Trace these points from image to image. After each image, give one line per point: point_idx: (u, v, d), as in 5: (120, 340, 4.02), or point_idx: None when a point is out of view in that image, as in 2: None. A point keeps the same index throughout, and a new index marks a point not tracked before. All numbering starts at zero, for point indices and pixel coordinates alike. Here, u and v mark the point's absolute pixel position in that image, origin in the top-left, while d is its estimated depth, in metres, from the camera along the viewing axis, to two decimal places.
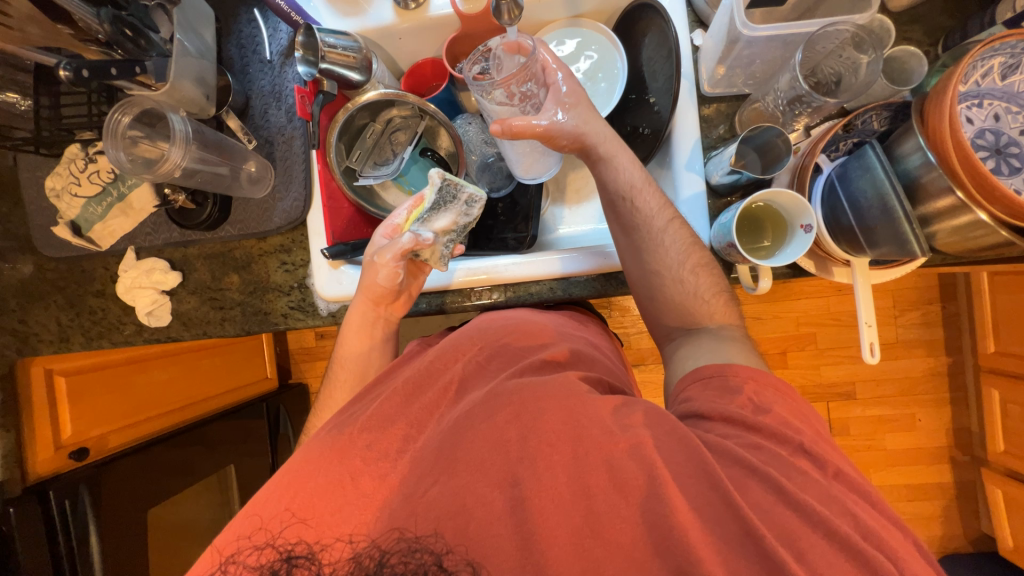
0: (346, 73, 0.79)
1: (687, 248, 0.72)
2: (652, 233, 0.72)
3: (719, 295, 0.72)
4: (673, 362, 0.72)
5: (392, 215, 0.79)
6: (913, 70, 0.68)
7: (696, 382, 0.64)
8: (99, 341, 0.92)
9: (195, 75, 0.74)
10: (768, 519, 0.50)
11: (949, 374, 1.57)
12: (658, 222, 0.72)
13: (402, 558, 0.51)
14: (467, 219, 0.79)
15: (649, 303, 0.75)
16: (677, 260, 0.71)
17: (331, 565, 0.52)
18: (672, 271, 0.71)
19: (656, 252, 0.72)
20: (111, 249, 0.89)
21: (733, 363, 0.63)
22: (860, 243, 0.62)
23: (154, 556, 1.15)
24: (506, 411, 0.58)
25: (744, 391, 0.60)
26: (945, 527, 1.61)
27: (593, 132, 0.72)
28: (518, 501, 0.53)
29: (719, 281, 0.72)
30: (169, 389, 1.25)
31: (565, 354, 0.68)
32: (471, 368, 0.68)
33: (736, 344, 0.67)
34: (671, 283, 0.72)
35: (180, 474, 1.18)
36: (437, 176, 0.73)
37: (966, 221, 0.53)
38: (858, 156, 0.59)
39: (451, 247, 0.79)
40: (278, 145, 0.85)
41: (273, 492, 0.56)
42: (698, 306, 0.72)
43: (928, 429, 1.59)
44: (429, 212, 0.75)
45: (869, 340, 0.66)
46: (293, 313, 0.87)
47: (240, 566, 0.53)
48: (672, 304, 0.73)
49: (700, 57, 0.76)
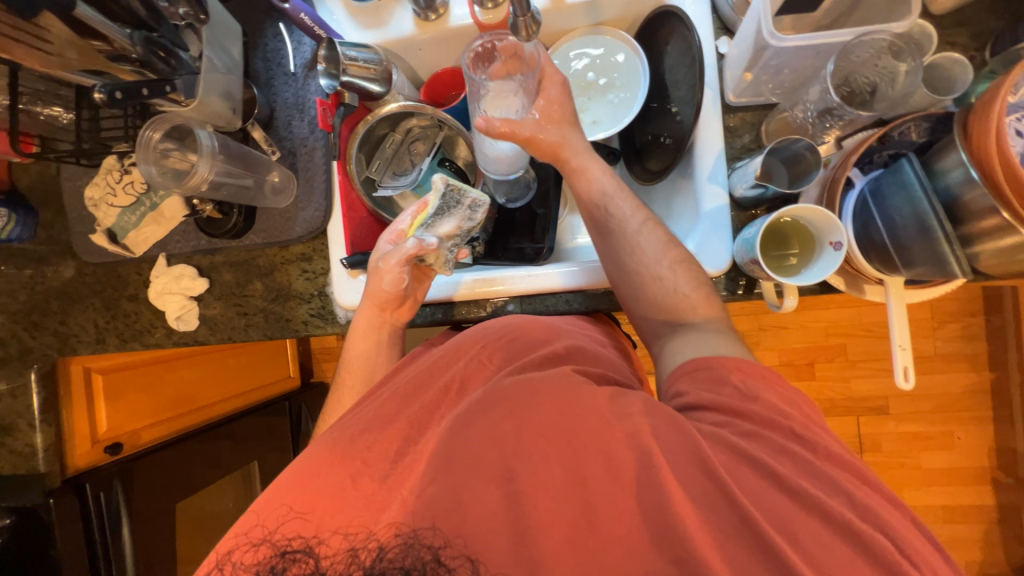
0: (367, 85, 0.80)
1: (664, 246, 0.70)
2: (625, 235, 0.72)
3: (700, 289, 0.69)
4: (662, 359, 0.68)
5: (396, 221, 0.81)
6: (957, 78, 0.63)
7: (683, 375, 0.62)
8: (132, 343, 0.96)
9: (222, 90, 0.77)
10: (790, 530, 0.47)
11: (993, 391, 1.48)
12: (630, 223, 0.72)
13: (401, 550, 0.50)
14: (472, 223, 0.77)
15: (634, 302, 0.71)
16: (654, 257, 0.70)
17: (329, 559, 0.52)
18: (649, 268, 0.70)
19: (632, 253, 0.71)
20: (144, 256, 0.93)
21: (718, 354, 0.61)
22: (893, 262, 0.59)
23: (182, 542, 1.20)
24: (503, 407, 0.57)
25: (731, 378, 0.58)
26: (985, 552, 1.52)
27: (570, 134, 0.76)
28: (525, 506, 0.51)
29: (700, 276, 0.69)
30: (198, 387, 1.29)
31: (560, 348, 0.67)
32: (472, 366, 0.67)
33: (724, 337, 0.64)
34: (651, 281, 0.69)
35: (210, 463, 1.23)
36: (439, 181, 0.71)
37: (1010, 245, 0.49)
38: (893, 171, 0.56)
39: (455, 251, 0.79)
40: (300, 156, 0.87)
41: (282, 490, 0.57)
42: (680, 301, 0.68)
43: (968, 448, 1.51)
44: (434, 217, 0.74)
45: (903, 363, 0.62)
46: (313, 320, 0.89)
47: (236, 563, 0.53)
48: (657, 302, 0.69)
49: (725, 65, 0.74)
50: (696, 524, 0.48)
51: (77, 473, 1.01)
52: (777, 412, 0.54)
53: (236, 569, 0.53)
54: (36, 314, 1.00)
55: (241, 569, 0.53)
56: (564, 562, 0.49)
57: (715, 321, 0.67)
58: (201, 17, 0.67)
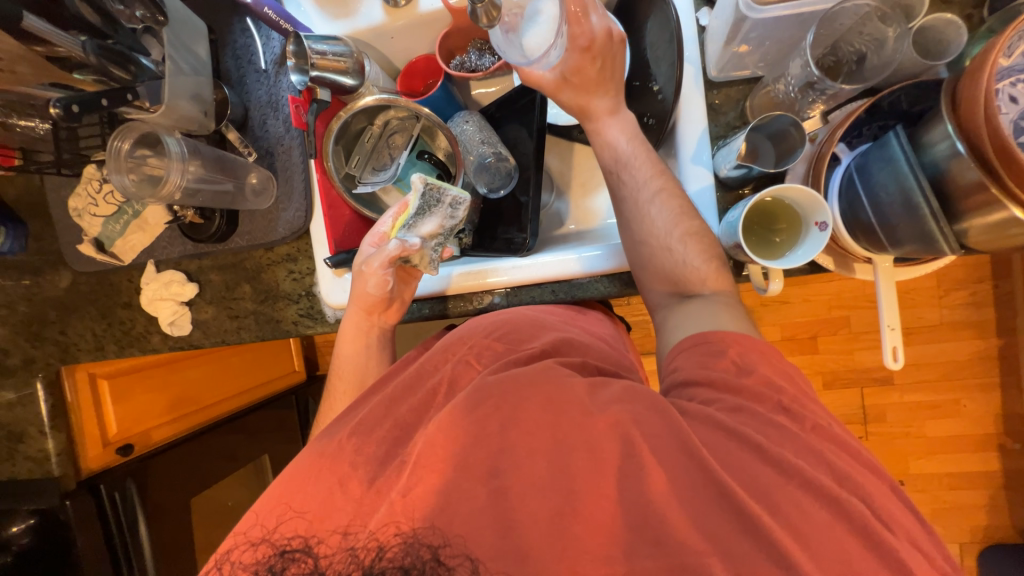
0: (337, 79, 0.78)
1: (676, 216, 0.68)
2: (638, 204, 0.70)
3: (711, 263, 0.67)
4: (663, 330, 0.68)
5: (378, 222, 0.79)
6: (952, 40, 0.60)
7: (685, 347, 0.62)
8: (130, 349, 0.98)
9: (191, 93, 0.75)
10: (778, 513, 0.47)
11: (1000, 357, 1.46)
12: (644, 192, 0.70)
13: (401, 550, 0.50)
14: (454, 221, 0.77)
15: (643, 271, 0.71)
16: (664, 228, 0.68)
17: (327, 559, 0.52)
18: (659, 239, 0.68)
19: (643, 223, 0.70)
20: (133, 263, 0.94)
21: (721, 327, 0.61)
22: (880, 240, 0.57)
23: (200, 531, 1.25)
24: (486, 405, 0.56)
25: (730, 352, 0.58)
26: (990, 516, 1.53)
27: (595, 97, 0.72)
28: (505, 495, 0.51)
29: (713, 249, 0.68)
30: (203, 386, 1.31)
31: (547, 342, 0.67)
32: (461, 367, 0.67)
33: (729, 311, 0.64)
34: (659, 251, 0.68)
35: (221, 458, 1.26)
36: (418, 182, 0.70)
37: (999, 219, 0.47)
38: (880, 146, 0.54)
39: (440, 250, 0.78)
40: (277, 155, 0.86)
41: (276, 490, 0.57)
42: (688, 275, 0.68)
43: (974, 416, 1.50)
44: (415, 218, 0.74)
45: (892, 344, 0.61)
46: (303, 320, 0.89)
47: (235, 562, 0.54)
48: (666, 274, 0.69)
49: (706, 39, 0.71)
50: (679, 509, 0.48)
51: (91, 475, 1.05)
52: (763, 397, 0.54)
53: (235, 569, 0.54)
54: (36, 325, 1.02)
55: (242, 567, 0.53)
56: (551, 555, 0.49)
57: (724, 293, 0.66)
58: (158, 18, 0.67)
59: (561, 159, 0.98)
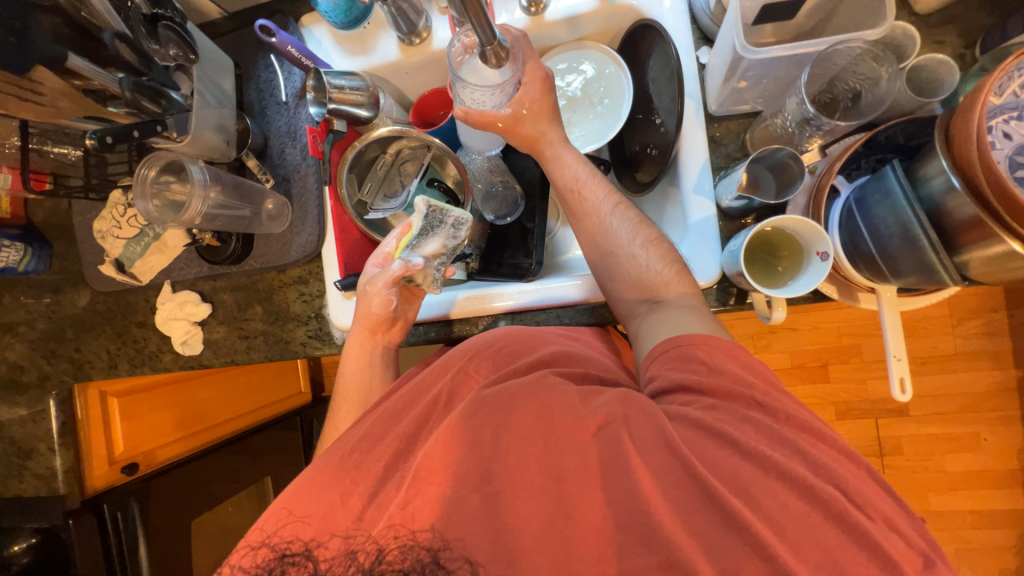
0: (354, 110, 0.82)
1: (635, 227, 0.72)
2: (599, 218, 0.74)
3: (673, 266, 0.69)
4: (638, 340, 0.67)
5: (382, 245, 0.83)
6: (944, 79, 0.62)
7: (656, 356, 0.61)
8: (142, 368, 1.00)
9: (215, 123, 0.80)
10: (793, 548, 0.45)
11: (1019, 389, 1.42)
12: (604, 207, 0.75)
13: (401, 554, 0.51)
14: (456, 242, 0.79)
15: (611, 282, 0.72)
16: (626, 238, 0.72)
17: (328, 561, 0.53)
18: (622, 247, 0.72)
19: (605, 235, 0.74)
20: (150, 283, 0.96)
21: (686, 331, 0.61)
22: (882, 270, 0.58)
23: (199, 549, 1.23)
24: (480, 414, 0.55)
25: (699, 356, 0.57)
26: (1018, 558, 1.45)
27: (547, 127, 0.76)
28: (498, 498, 0.51)
29: (673, 254, 0.70)
30: (212, 404, 1.33)
31: (546, 354, 0.67)
32: (459, 379, 0.66)
33: (696, 313, 0.63)
34: (624, 260, 0.71)
35: (221, 480, 1.26)
36: (422, 204, 0.71)
37: (999, 253, 0.47)
38: (877, 179, 0.55)
39: (442, 270, 0.80)
40: (294, 182, 0.89)
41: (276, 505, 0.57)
42: (654, 279, 0.68)
43: (996, 450, 1.45)
44: (418, 238, 0.75)
45: (898, 374, 0.61)
46: (311, 341, 0.91)
47: (236, 566, 0.55)
48: (630, 283, 0.70)
49: (706, 76, 0.74)
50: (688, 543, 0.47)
51: (95, 494, 1.04)
52: (774, 412, 0.53)
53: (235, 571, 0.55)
54: (53, 341, 1.05)
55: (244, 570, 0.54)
56: None
57: (688, 296, 0.66)
58: (190, 56, 0.70)
59: None
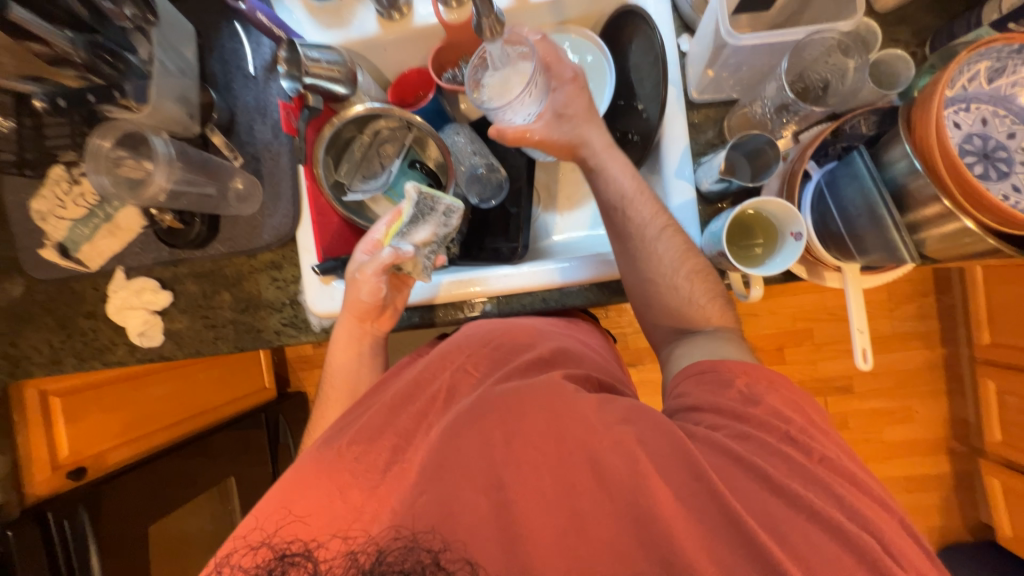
0: (330, 87, 0.78)
1: (682, 255, 0.70)
2: (645, 241, 0.70)
3: (714, 301, 0.70)
4: (669, 362, 0.70)
5: (371, 231, 0.79)
6: (901, 73, 0.67)
7: (689, 377, 0.63)
8: (92, 362, 0.91)
9: (177, 93, 0.75)
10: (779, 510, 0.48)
11: (945, 365, 1.57)
12: (651, 228, 0.70)
13: (401, 554, 0.50)
14: (448, 230, 0.77)
15: (649, 307, 0.72)
16: (671, 267, 0.69)
17: (326, 561, 0.51)
18: (666, 277, 0.70)
19: (650, 259, 0.70)
20: (100, 270, 0.88)
21: (726, 359, 0.63)
22: (849, 249, 0.62)
23: (157, 563, 1.13)
24: (492, 416, 0.56)
25: (736, 383, 0.59)
26: (943, 516, 1.62)
27: (588, 132, 0.74)
28: (509, 509, 0.51)
29: (714, 287, 0.70)
30: (167, 405, 1.24)
31: (546, 350, 0.69)
32: (460, 375, 0.68)
33: (733, 345, 0.66)
34: (665, 290, 0.70)
35: (180, 486, 1.17)
36: (412, 190, 0.72)
37: (954, 230, 0.52)
38: (846, 164, 0.59)
39: (432, 258, 0.78)
40: (264, 161, 0.84)
41: (260, 511, 0.55)
42: (693, 312, 0.70)
43: (926, 421, 1.60)
44: (409, 225, 0.75)
45: (862, 346, 0.66)
46: (286, 329, 0.87)
47: (235, 566, 0.51)
48: (671, 310, 0.70)
49: (686, 63, 0.76)
50: (679, 511, 0.50)
51: (37, 502, 0.96)
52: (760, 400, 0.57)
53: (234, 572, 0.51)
54: None
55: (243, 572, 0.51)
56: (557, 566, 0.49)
57: (727, 327, 0.69)
58: (149, 17, 0.67)
59: (547, 172, 1.00)
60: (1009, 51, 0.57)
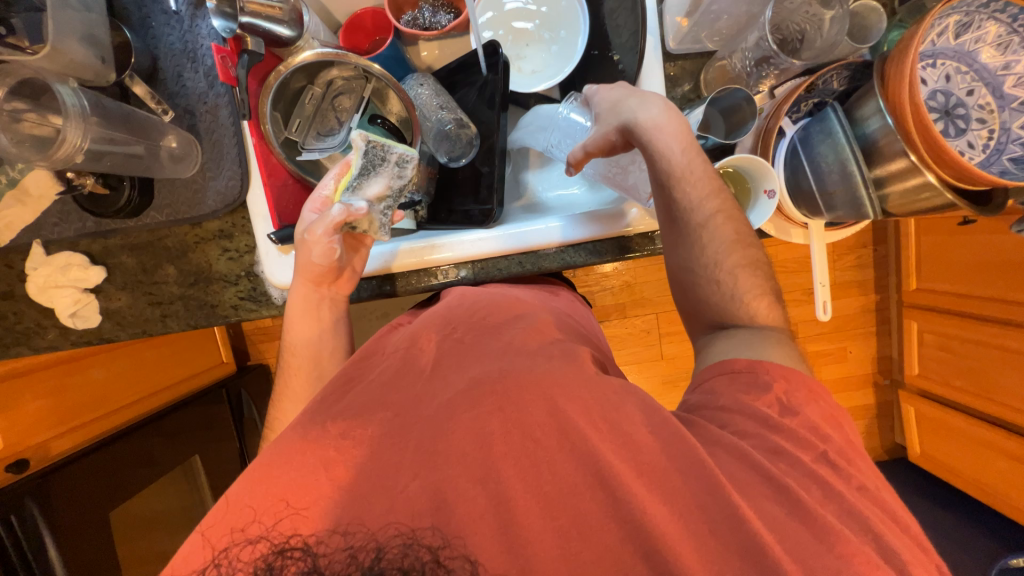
0: (272, 27, 0.69)
1: (730, 246, 0.64)
2: (690, 229, 0.65)
3: (762, 298, 0.64)
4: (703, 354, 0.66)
5: (318, 187, 0.71)
6: (872, 27, 0.66)
7: (721, 375, 0.59)
8: (16, 348, 0.81)
9: (81, 31, 0.62)
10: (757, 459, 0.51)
11: (877, 310, 1.73)
12: (698, 214, 0.64)
13: (401, 550, 0.46)
14: (403, 181, 0.73)
15: (694, 296, 0.67)
16: (716, 260, 0.65)
17: (327, 557, 0.46)
18: (707, 271, 0.65)
19: (692, 249, 0.65)
20: (11, 245, 0.77)
21: (764, 358, 0.58)
22: (818, 207, 0.64)
23: (125, 546, 1.08)
24: (492, 400, 0.55)
25: (775, 389, 0.56)
26: (868, 441, 1.84)
27: (639, 109, 0.64)
28: (504, 488, 0.50)
29: (764, 283, 0.65)
30: (113, 386, 1.15)
31: (541, 321, 0.70)
32: (447, 346, 0.67)
33: (782, 349, 0.60)
34: (705, 284, 0.66)
35: (138, 467, 1.10)
36: (359, 138, 0.67)
37: (916, 184, 0.55)
38: (820, 120, 0.60)
39: (389, 215, 0.73)
40: (200, 115, 0.74)
41: (233, 496, 0.52)
42: (736, 309, 0.64)
43: (859, 359, 1.78)
44: (359, 177, 0.69)
45: (823, 298, 0.70)
46: (244, 303, 0.80)
47: (233, 561, 0.47)
48: (713, 304, 0.66)
49: (664, 9, 0.72)
50: (662, 467, 0.51)
51: None
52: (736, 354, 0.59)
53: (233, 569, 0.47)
54: None
55: (239, 568, 0.47)
56: None
57: (777, 323, 0.63)
58: None
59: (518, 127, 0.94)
60: (979, 5, 0.58)
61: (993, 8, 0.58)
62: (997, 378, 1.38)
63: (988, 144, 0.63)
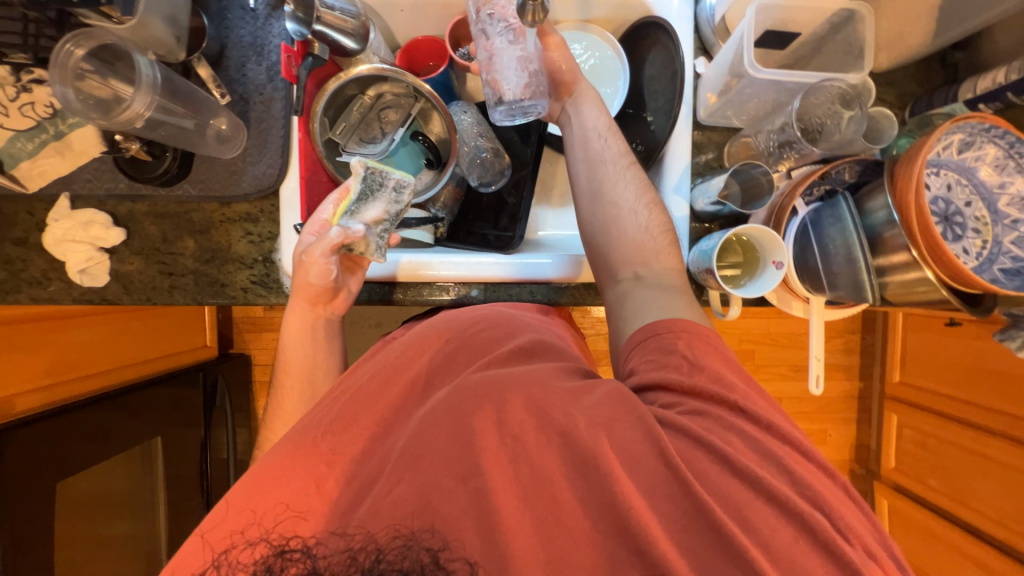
0: (340, 38, 0.73)
1: (643, 187, 0.73)
2: (613, 168, 0.74)
3: (666, 238, 0.72)
4: (617, 315, 0.69)
5: (318, 211, 0.75)
6: (884, 130, 0.73)
7: (637, 346, 0.64)
8: (12, 297, 0.80)
9: (166, 12, 0.67)
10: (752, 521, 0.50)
11: (859, 397, 1.76)
12: (618, 158, 0.74)
13: (400, 552, 0.49)
14: (399, 207, 0.75)
15: (600, 238, 0.73)
16: (632, 196, 0.72)
17: (326, 559, 0.50)
18: (626, 204, 0.72)
19: (615, 184, 0.73)
20: (39, 194, 0.77)
21: (675, 315, 0.64)
22: (821, 284, 0.68)
23: (65, 522, 1.01)
24: (484, 403, 0.57)
25: (679, 348, 0.61)
26: None
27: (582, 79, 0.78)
28: (486, 495, 0.52)
29: (669, 227, 0.73)
30: (93, 350, 1.12)
31: (524, 341, 0.68)
32: (438, 360, 0.68)
33: (680, 296, 0.67)
34: (624, 216, 0.72)
35: (94, 440, 1.04)
36: (359, 165, 0.70)
37: (915, 278, 0.59)
38: (831, 205, 0.65)
39: (386, 238, 0.75)
40: (253, 104, 0.78)
41: (233, 500, 0.55)
42: (647, 244, 0.71)
43: (838, 444, 1.78)
44: (357, 203, 0.72)
45: (817, 372, 0.72)
46: (254, 288, 0.81)
47: (233, 561, 0.51)
48: (616, 251, 0.71)
49: (700, 85, 0.79)
50: (653, 512, 0.51)
51: None
52: None
53: (232, 569, 0.51)
54: None
55: (240, 567, 0.51)
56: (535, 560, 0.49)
57: (676, 278, 0.69)
58: None
59: (548, 165, 0.98)
60: (981, 128, 0.65)
61: (993, 133, 0.65)
62: (973, 484, 1.39)
63: (981, 252, 0.67)
